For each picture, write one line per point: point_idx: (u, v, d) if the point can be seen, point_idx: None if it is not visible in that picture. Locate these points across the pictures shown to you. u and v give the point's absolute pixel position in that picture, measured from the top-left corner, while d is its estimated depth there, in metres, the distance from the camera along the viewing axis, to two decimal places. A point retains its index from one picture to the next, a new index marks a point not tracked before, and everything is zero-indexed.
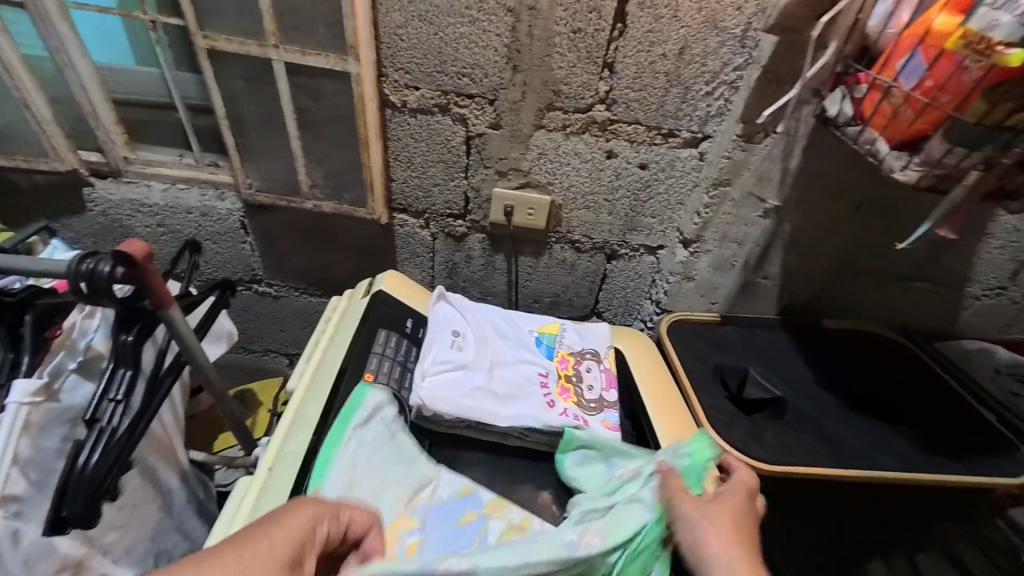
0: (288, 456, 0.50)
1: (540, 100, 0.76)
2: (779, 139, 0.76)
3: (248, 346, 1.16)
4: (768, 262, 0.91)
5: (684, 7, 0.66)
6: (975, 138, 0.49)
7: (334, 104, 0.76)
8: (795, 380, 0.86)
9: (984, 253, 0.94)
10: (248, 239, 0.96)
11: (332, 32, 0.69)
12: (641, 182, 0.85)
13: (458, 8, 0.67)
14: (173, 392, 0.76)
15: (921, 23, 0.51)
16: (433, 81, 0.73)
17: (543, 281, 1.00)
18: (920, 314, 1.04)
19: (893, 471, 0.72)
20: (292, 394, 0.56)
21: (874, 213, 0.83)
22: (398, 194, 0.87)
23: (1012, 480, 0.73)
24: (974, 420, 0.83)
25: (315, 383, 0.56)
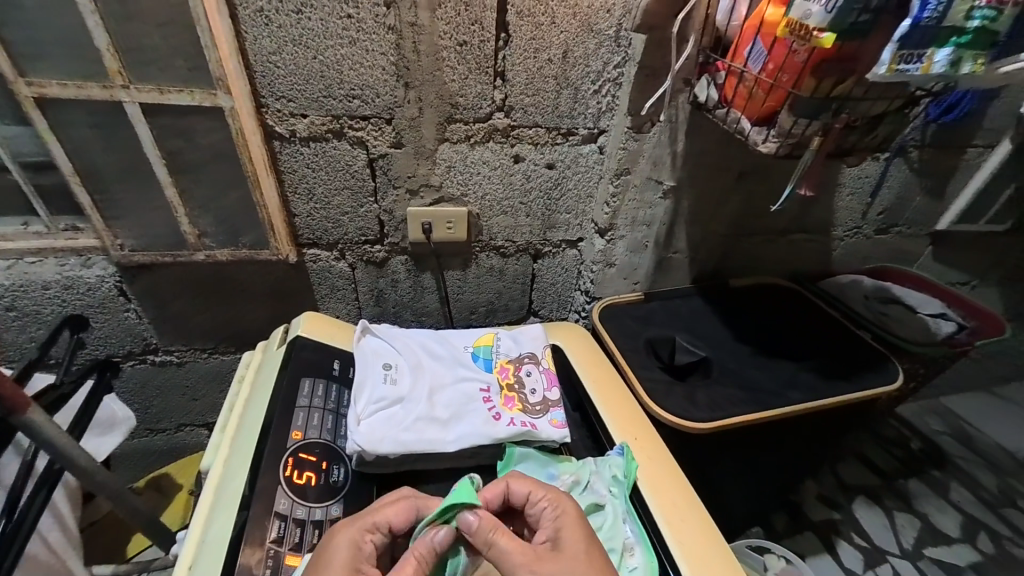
0: (210, 542, 0.44)
1: (438, 114, 0.75)
2: (664, 126, 0.79)
3: (156, 425, 1.01)
4: (676, 238, 0.98)
5: (559, 13, 0.69)
6: (813, 109, 0.56)
7: (210, 142, 0.68)
8: (716, 340, 0.95)
9: (839, 201, 1.11)
10: (131, 306, 0.83)
11: (193, 65, 0.62)
12: (551, 181, 0.88)
13: (335, 29, 0.64)
14: (58, 502, 0.66)
15: (757, 15, 0.58)
16: (321, 107, 0.69)
17: (475, 291, 1.00)
18: (803, 261, 1.21)
19: (803, 401, 0.83)
20: (211, 474, 0.50)
21: (752, 181, 0.94)
22: (304, 228, 0.81)
23: (888, 386, 0.88)
24: (856, 343, 0.98)
25: (235, 455, 0.51)
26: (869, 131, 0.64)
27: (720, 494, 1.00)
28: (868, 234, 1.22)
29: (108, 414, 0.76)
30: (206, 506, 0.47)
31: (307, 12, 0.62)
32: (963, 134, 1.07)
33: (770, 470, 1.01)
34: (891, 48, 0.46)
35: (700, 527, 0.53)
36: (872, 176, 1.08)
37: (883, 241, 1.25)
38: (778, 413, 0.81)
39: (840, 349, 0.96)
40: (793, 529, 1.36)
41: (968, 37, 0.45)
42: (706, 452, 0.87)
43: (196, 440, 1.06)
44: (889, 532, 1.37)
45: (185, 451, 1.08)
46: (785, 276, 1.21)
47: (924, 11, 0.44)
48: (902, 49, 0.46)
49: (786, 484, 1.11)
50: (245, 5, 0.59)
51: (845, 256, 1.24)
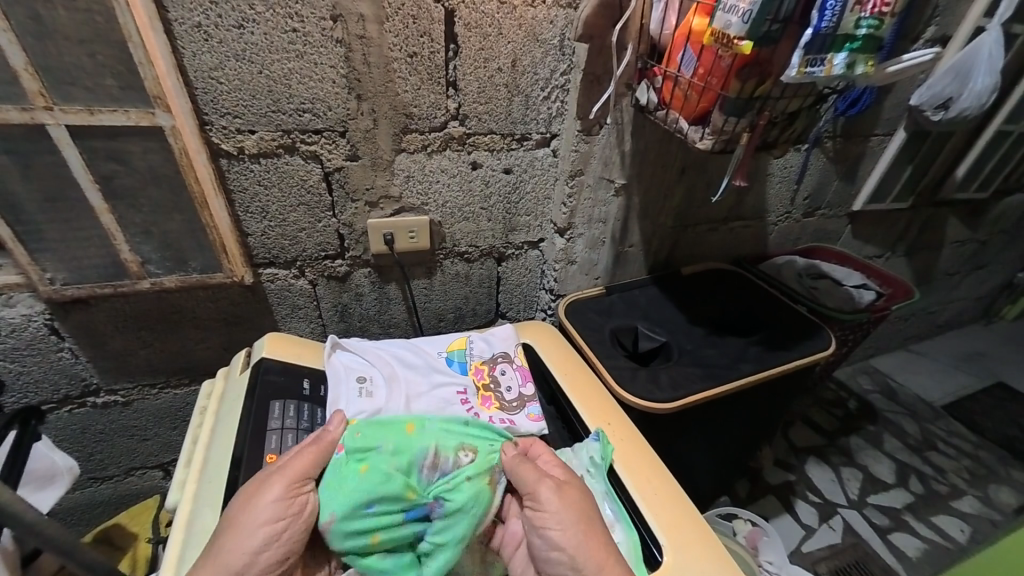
0: None
1: (393, 125, 0.75)
2: (611, 129, 0.84)
3: (101, 473, 0.93)
4: (630, 233, 1.04)
5: (506, 24, 0.72)
6: (740, 108, 0.62)
7: (148, 164, 0.64)
8: (673, 325, 1.01)
9: (769, 190, 1.22)
10: (66, 345, 0.76)
11: (126, 84, 0.58)
12: (509, 185, 0.90)
13: (280, 43, 0.62)
14: None
15: (685, 25, 0.63)
16: (269, 122, 0.68)
17: (442, 298, 1.00)
18: (743, 246, 1.31)
19: (754, 372, 0.91)
20: (178, 512, 0.47)
21: (693, 175, 1.01)
22: (258, 248, 0.78)
23: (823, 352, 0.98)
24: (795, 315, 1.08)
25: (203, 489, 0.48)
26: (788, 126, 0.72)
27: (689, 469, 1.07)
28: (797, 218, 1.35)
29: (47, 466, 0.69)
30: (177, 545, 0.45)
31: (249, 26, 0.60)
32: (866, 124, 1.22)
33: (731, 440, 1.09)
34: (798, 54, 0.52)
35: (672, 498, 0.58)
36: (796, 165, 1.20)
37: (810, 223, 1.38)
38: (733, 386, 0.88)
39: (782, 322, 1.05)
40: (756, 495, 1.46)
41: (858, 43, 0.52)
42: (673, 430, 0.92)
43: (149, 484, 0.98)
44: (837, 485, 1.51)
45: (137, 497, 0.99)
46: (729, 261, 1.31)
47: (823, 20, 0.50)
48: (808, 54, 0.52)
49: (745, 453, 1.19)
50: (181, 20, 0.57)
51: (778, 239, 1.36)
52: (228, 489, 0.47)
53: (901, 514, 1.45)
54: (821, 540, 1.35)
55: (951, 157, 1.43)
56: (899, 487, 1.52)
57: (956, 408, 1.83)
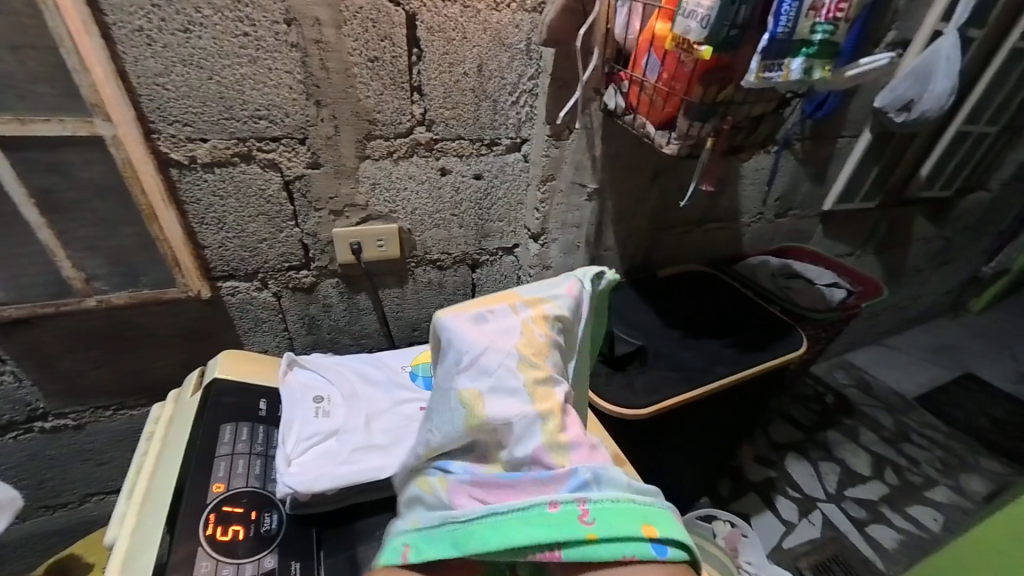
0: None
1: (356, 131, 0.73)
2: (581, 133, 0.84)
3: (54, 501, 0.88)
4: (605, 237, 1.03)
5: (469, 28, 0.71)
6: (703, 112, 0.61)
7: (90, 176, 0.61)
8: (649, 329, 1.01)
9: (742, 191, 1.23)
10: (8, 368, 0.71)
11: (60, 91, 0.55)
12: (481, 191, 0.89)
13: (231, 48, 0.60)
14: None
15: (649, 29, 0.62)
16: (223, 129, 0.65)
17: (415, 307, 0.98)
18: (718, 247, 1.32)
19: (728, 374, 0.91)
20: (115, 547, 0.44)
21: (665, 177, 1.01)
22: (216, 260, 0.75)
23: (795, 354, 0.99)
24: (768, 316, 1.09)
25: (144, 523, 0.45)
26: (753, 130, 0.72)
27: (669, 472, 1.06)
28: (770, 218, 1.37)
29: None
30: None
31: (196, 30, 0.57)
32: (833, 126, 1.25)
33: (709, 442, 1.09)
34: (757, 59, 0.52)
35: None
36: (768, 167, 1.21)
37: (782, 223, 1.41)
38: (707, 389, 0.88)
39: (756, 323, 1.06)
40: (738, 493, 1.47)
41: (816, 48, 0.52)
42: (650, 435, 0.92)
43: (108, 510, 0.93)
44: (816, 480, 1.53)
45: (94, 525, 0.94)
46: (705, 262, 1.32)
47: (779, 26, 0.50)
48: (766, 59, 0.51)
49: (724, 453, 1.20)
50: (120, 24, 0.54)
51: (752, 239, 1.38)
52: (169, 523, 0.44)
53: (876, 506, 1.47)
54: (801, 536, 1.37)
55: (915, 157, 1.47)
56: (875, 480, 1.55)
57: (926, 399, 1.88)
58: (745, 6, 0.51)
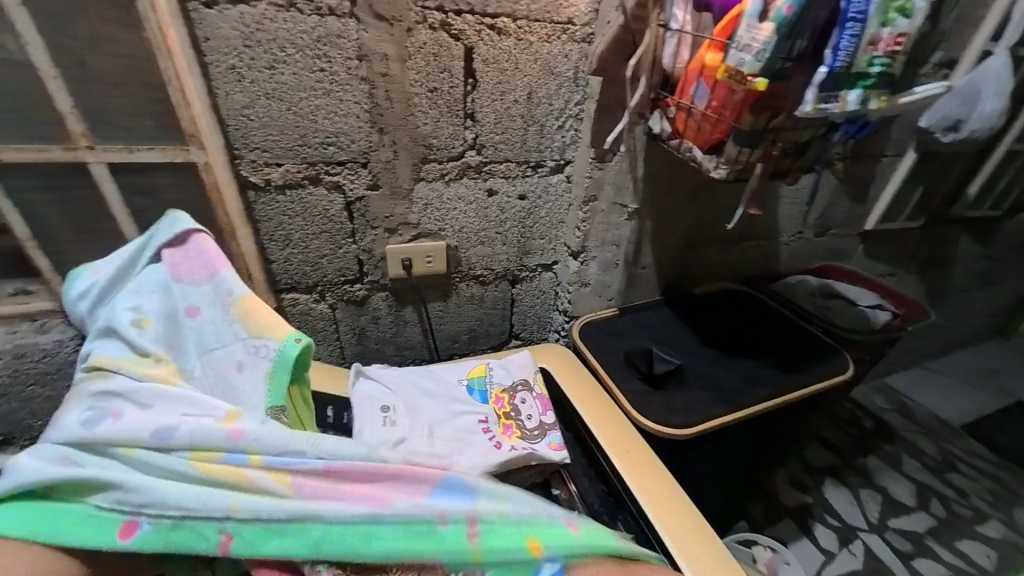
0: None
1: (412, 156, 0.77)
2: (624, 155, 0.86)
3: None
4: (643, 255, 1.05)
5: (522, 59, 0.75)
6: (753, 139, 0.63)
7: (178, 197, 0.67)
8: (687, 347, 1.01)
9: (781, 210, 1.23)
10: None
11: (163, 123, 0.61)
12: (524, 211, 0.92)
13: (308, 82, 0.65)
14: None
15: (698, 59, 0.64)
16: (296, 155, 0.70)
17: (456, 320, 1.01)
18: (754, 265, 1.32)
19: (771, 396, 0.90)
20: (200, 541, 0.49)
21: (703, 197, 1.02)
22: (281, 274, 0.80)
23: (841, 376, 0.97)
24: (808, 337, 1.08)
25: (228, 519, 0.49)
26: (800, 154, 0.73)
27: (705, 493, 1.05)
28: (809, 237, 1.35)
29: None
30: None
31: (279, 66, 0.63)
32: (876, 145, 1.23)
33: (747, 464, 1.08)
34: (813, 91, 0.54)
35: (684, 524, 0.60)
36: (807, 186, 1.21)
37: (821, 242, 1.39)
38: (752, 410, 0.87)
39: (796, 344, 1.05)
40: (773, 518, 1.43)
41: (871, 80, 0.54)
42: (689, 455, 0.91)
43: None
44: (856, 508, 1.47)
45: None
46: (740, 280, 1.32)
47: (836, 60, 0.52)
48: (821, 92, 0.54)
49: (761, 476, 1.18)
50: (216, 63, 0.60)
51: (789, 258, 1.37)
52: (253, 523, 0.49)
53: (923, 539, 1.40)
54: (840, 566, 1.32)
55: (962, 176, 1.43)
56: (920, 510, 1.48)
57: (976, 427, 1.78)
58: (800, 40, 0.53)
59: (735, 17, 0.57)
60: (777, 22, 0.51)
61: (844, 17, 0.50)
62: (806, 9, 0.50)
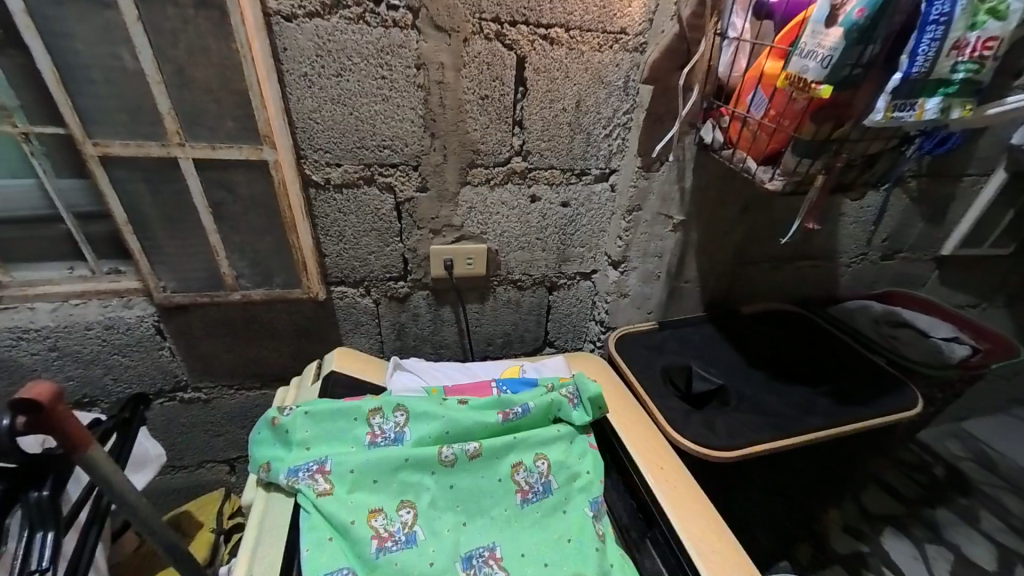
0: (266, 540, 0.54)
1: (461, 160, 0.81)
2: (672, 165, 0.84)
3: (178, 462, 1.02)
4: (687, 269, 1.01)
5: (572, 68, 0.76)
6: (814, 149, 0.60)
7: (250, 191, 0.73)
8: (729, 367, 0.96)
9: (842, 229, 1.15)
10: (166, 344, 0.86)
11: (241, 125, 0.68)
12: (566, 218, 0.93)
13: (370, 89, 0.70)
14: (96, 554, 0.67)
15: (756, 67, 0.63)
16: (354, 157, 0.75)
17: (492, 323, 1.03)
18: (809, 287, 1.24)
19: (824, 427, 0.84)
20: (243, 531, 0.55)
21: (755, 212, 0.98)
22: (333, 267, 0.85)
23: (907, 412, 0.88)
24: (870, 367, 0.99)
25: (265, 519, 0.56)
26: (867, 167, 0.69)
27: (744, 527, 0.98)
28: (873, 260, 1.26)
29: (141, 451, 0.77)
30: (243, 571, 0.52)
31: (345, 75, 0.68)
32: (957, 163, 1.13)
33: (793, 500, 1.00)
34: (884, 99, 0.51)
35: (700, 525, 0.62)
36: (873, 205, 1.13)
37: (888, 266, 1.28)
38: (803, 439, 0.81)
39: (854, 373, 0.97)
40: None
41: (954, 88, 0.49)
42: (728, 481, 0.87)
43: (216, 477, 1.07)
44: None
45: (204, 489, 1.08)
46: (794, 302, 1.24)
47: (912, 66, 0.48)
48: (894, 100, 0.50)
49: None
50: (292, 71, 0.66)
51: (850, 281, 1.27)
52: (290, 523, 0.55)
53: None
54: None
55: None
56: None
57: None
58: (871, 46, 0.50)
59: (799, 22, 0.55)
60: (846, 27, 0.49)
61: (923, 21, 0.47)
62: (881, 11, 0.48)
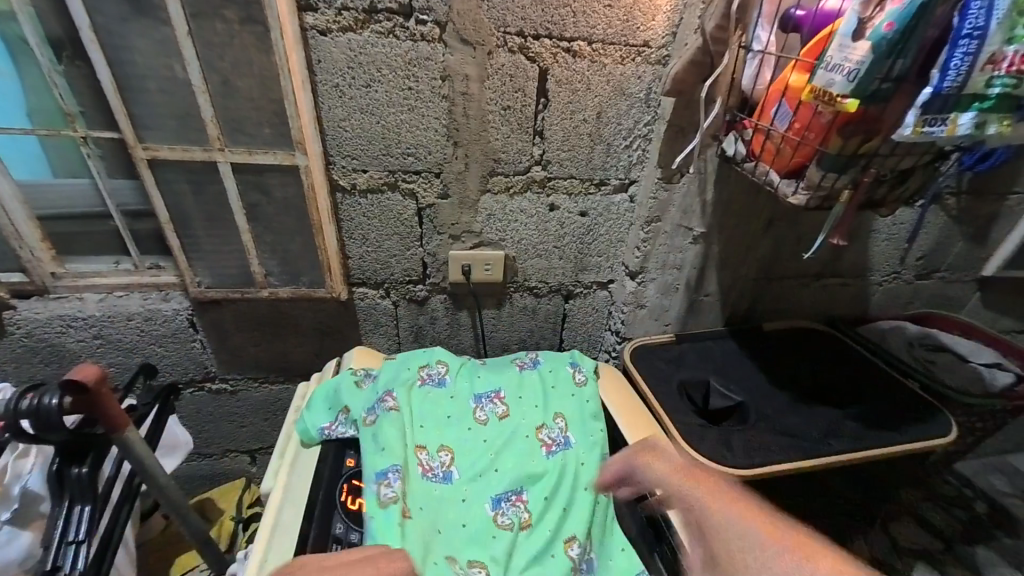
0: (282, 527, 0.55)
1: (482, 168, 0.82)
2: (693, 177, 0.84)
3: (204, 450, 1.07)
4: (707, 282, 1.00)
5: (594, 80, 0.77)
6: (841, 164, 0.58)
7: (283, 194, 0.77)
8: (749, 384, 0.94)
9: (875, 246, 1.11)
10: (198, 336, 0.91)
11: (277, 131, 0.71)
12: (584, 228, 0.93)
13: (397, 99, 0.73)
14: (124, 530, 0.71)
15: (781, 80, 0.62)
16: (380, 164, 0.78)
17: (508, 329, 1.04)
18: (838, 305, 1.19)
19: (849, 451, 0.80)
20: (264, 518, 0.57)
21: (780, 225, 0.96)
22: (356, 269, 0.89)
23: (942, 440, 0.83)
24: (903, 392, 0.94)
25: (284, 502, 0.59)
26: (898, 184, 0.66)
27: None
28: (907, 279, 1.20)
29: (171, 437, 0.81)
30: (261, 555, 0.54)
31: (375, 85, 0.71)
32: (1000, 181, 1.07)
33: (816, 527, 0.96)
34: (914, 113, 0.49)
35: None
36: (908, 222, 1.08)
37: (923, 286, 1.23)
38: (821, 462, 0.78)
39: (887, 397, 0.93)
40: None
41: (990, 102, 0.47)
42: None
43: (239, 466, 1.11)
44: None
45: (226, 478, 1.12)
46: (821, 320, 1.20)
47: (944, 80, 0.47)
48: (925, 114, 0.49)
49: None
50: (324, 82, 0.70)
51: (882, 300, 1.22)
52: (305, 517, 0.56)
53: None
54: None
55: None
56: None
57: None
58: (902, 61, 0.49)
59: (826, 36, 0.55)
60: (874, 41, 0.48)
61: (956, 34, 0.46)
62: (911, 25, 0.47)
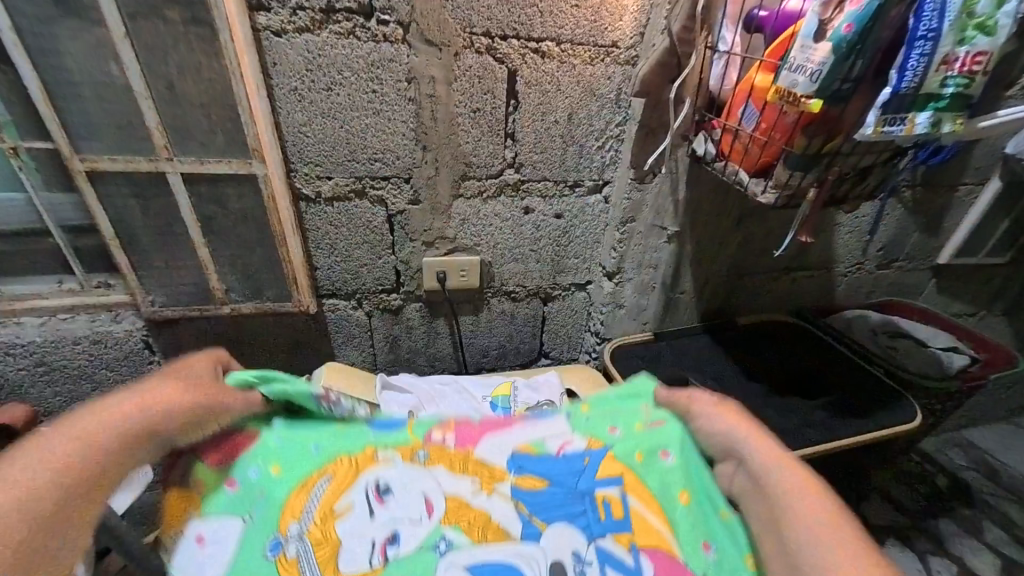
0: None
1: (453, 173, 0.80)
2: (665, 177, 0.84)
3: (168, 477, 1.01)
4: (681, 280, 1.01)
5: (564, 82, 0.76)
6: (805, 163, 0.59)
7: (241, 207, 0.73)
8: (725, 379, 0.95)
9: (839, 238, 1.15)
10: (155, 358, 0.85)
11: (231, 138, 0.67)
12: (560, 230, 0.92)
13: (361, 103, 0.70)
14: None
15: (747, 80, 0.62)
16: (345, 170, 0.75)
17: (487, 334, 1.02)
18: (806, 296, 1.23)
19: (823, 441, 0.82)
20: None
21: (749, 222, 0.98)
22: (325, 280, 0.85)
23: (906, 425, 0.86)
24: (870, 378, 0.98)
25: None
26: (860, 180, 0.68)
27: None
28: (870, 269, 1.25)
29: None
30: None
31: (336, 88, 0.68)
32: (950, 174, 1.13)
33: None
34: (874, 113, 0.50)
35: None
36: (869, 215, 1.13)
37: (884, 275, 1.28)
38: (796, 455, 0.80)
39: (857, 386, 0.96)
40: None
41: (945, 102, 0.49)
42: None
43: None
44: None
45: None
46: (790, 312, 1.23)
47: (902, 80, 0.48)
48: (884, 114, 0.49)
49: None
50: (281, 86, 0.66)
51: (846, 291, 1.27)
52: None
53: None
54: None
55: None
56: None
57: None
58: (861, 62, 0.50)
59: (790, 36, 0.55)
60: (835, 42, 0.49)
61: (912, 36, 0.46)
62: (869, 26, 0.48)
